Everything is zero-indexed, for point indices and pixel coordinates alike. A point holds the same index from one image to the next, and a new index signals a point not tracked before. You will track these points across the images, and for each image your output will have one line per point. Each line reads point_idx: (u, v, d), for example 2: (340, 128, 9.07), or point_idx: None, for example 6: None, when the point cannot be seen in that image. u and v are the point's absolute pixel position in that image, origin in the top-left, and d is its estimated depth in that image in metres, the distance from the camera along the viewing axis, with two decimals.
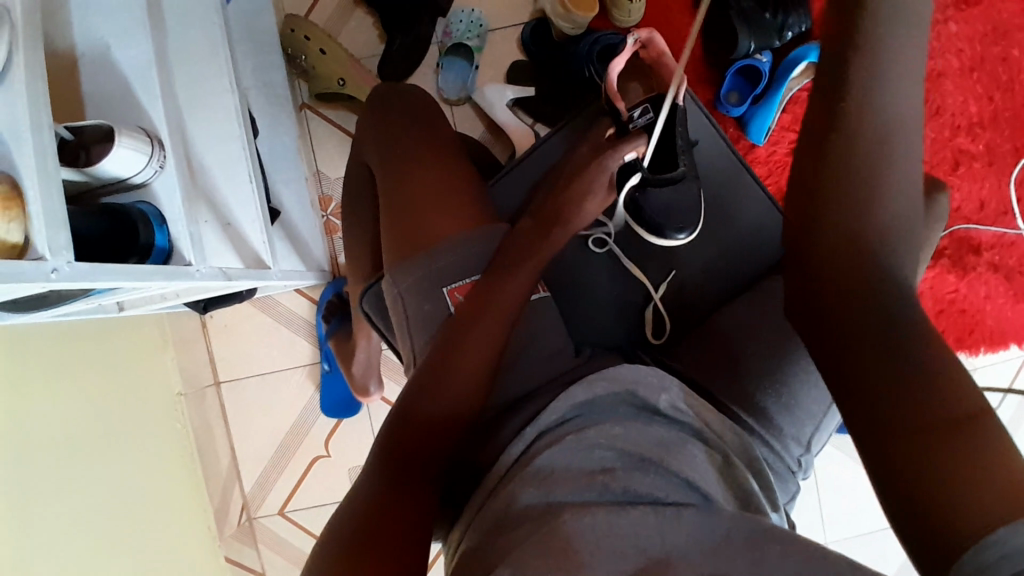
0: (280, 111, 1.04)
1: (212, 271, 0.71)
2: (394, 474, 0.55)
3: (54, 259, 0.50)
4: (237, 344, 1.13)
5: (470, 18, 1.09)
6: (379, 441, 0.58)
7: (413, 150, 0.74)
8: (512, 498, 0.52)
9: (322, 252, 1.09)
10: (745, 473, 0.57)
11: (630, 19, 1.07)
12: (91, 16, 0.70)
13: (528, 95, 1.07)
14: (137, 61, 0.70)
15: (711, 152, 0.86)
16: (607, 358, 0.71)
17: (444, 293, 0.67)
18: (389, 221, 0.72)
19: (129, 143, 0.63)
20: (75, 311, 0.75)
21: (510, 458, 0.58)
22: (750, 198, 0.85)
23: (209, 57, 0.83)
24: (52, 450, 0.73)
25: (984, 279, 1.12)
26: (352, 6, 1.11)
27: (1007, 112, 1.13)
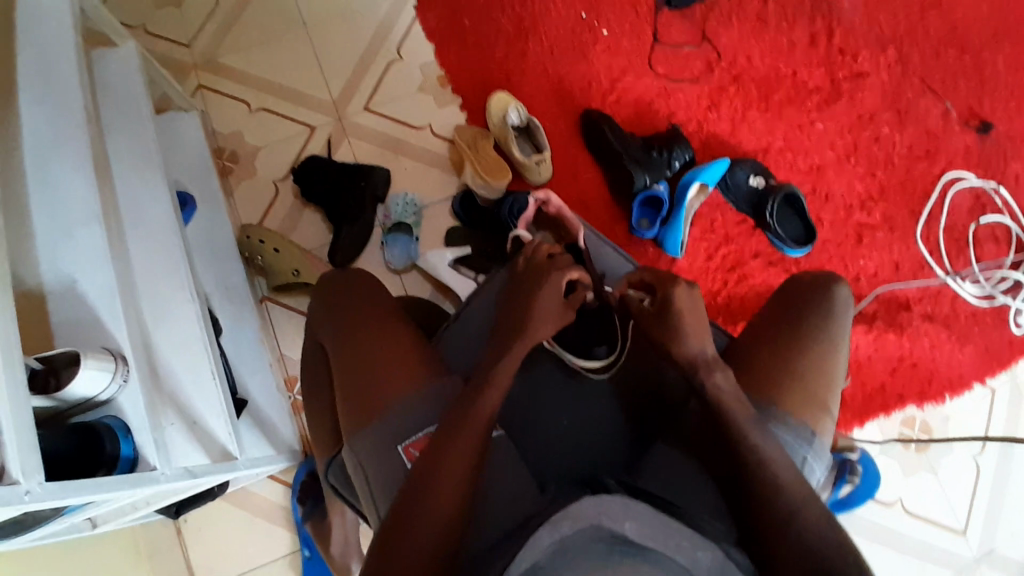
0: (243, 307, 1.13)
1: (178, 471, 0.73)
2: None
3: (26, 481, 0.52)
4: (213, 546, 1.08)
5: (406, 201, 1.24)
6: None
7: (358, 319, 0.81)
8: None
9: (292, 433, 1.10)
10: None
11: (542, 175, 1.22)
12: (54, 256, 0.78)
13: (465, 253, 1.18)
14: (104, 291, 0.78)
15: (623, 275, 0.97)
16: (569, 489, 0.71)
17: (399, 451, 0.71)
18: (342, 390, 0.76)
19: (95, 364, 0.68)
20: (49, 534, 0.73)
21: None
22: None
23: (170, 274, 0.92)
24: None
25: (922, 331, 1.18)
26: (301, 208, 1.26)
27: (893, 183, 1.29)
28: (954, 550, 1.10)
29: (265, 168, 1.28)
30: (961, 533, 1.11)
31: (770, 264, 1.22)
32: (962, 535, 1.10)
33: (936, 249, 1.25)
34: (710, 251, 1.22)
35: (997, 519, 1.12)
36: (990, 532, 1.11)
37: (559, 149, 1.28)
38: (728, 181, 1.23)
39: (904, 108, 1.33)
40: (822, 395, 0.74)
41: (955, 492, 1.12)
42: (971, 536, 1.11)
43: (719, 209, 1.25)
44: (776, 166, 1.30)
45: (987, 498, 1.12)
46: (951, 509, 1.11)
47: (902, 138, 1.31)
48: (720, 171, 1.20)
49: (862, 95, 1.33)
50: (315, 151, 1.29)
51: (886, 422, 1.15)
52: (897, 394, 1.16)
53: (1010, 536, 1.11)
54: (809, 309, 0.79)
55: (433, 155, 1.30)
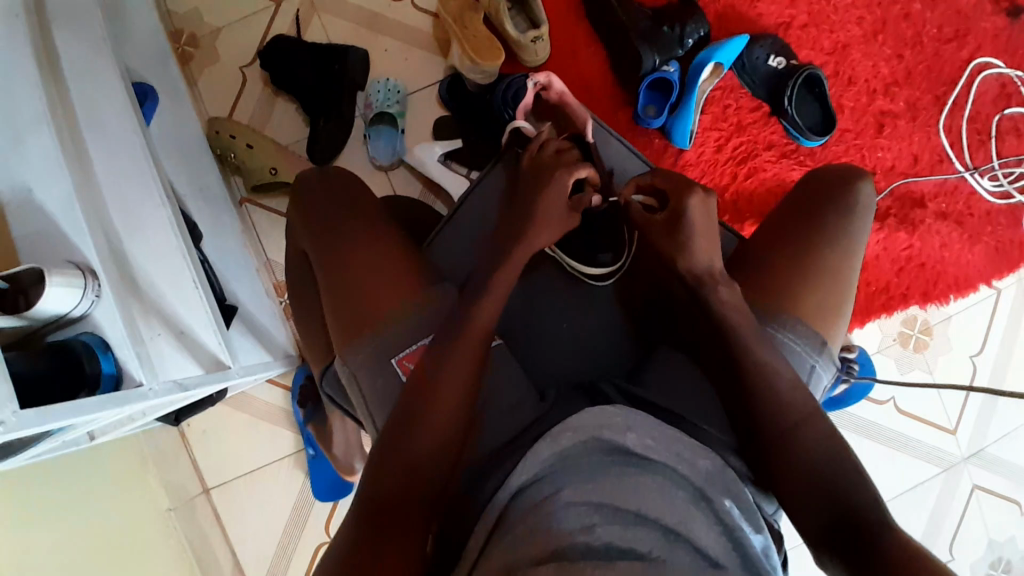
0: (220, 212, 1.06)
1: (168, 386, 0.71)
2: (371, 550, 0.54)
3: (0, 412, 0.49)
4: (220, 447, 1.12)
5: (388, 87, 1.12)
6: (356, 516, 0.57)
7: (344, 224, 0.75)
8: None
9: (286, 339, 1.10)
10: (722, 503, 0.56)
11: (538, 58, 1.10)
12: (6, 168, 0.71)
13: (455, 147, 1.09)
14: (61, 199, 0.71)
15: (629, 171, 0.89)
16: (569, 398, 0.70)
17: (393, 364, 0.68)
18: (331, 299, 0.72)
19: (62, 281, 0.63)
20: (46, 451, 0.72)
21: (486, 531, 0.55)
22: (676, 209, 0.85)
23: (134, 178, 0.84)
24: None
25: (935, 229, 1.14)
26: (273, 99, 1.15)
27: (919, 67, 1.17)
28: (942, 447, 1.13)
29: (227, 53, 1.14)
30: (952, 433, 1.13)
31: (783, 156, 1.14)
32: (952, 434, 1.13)
33: (958, 141, 1.16)
34: (720, 141, 1.13)
35: (989, 418, 1.14)
36: (982, 430, 1.13)
37: (557, 26, 1.14)
38: (746, 61, 1.11)
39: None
40: (840, 297, 0.70)
41: (949, 392, 1.14)
42: (961, 436, 1.13)
43: (732, 94, 1.14)
44: (797, 44, 1.17)
45: (979, 396, 1.14)
46: (943, 410, 1.13)
47: (930, 18, 1.17)
48: (738, 48, 1.09)
49: None
50: (282, 31, 1.15)
51: (886, 322, 1.14)
52: (901, 293, 1.13)
53: (1000, 435, 1.13)
54: (828, 210, 0.73)
55: (417, 32, 1.15)
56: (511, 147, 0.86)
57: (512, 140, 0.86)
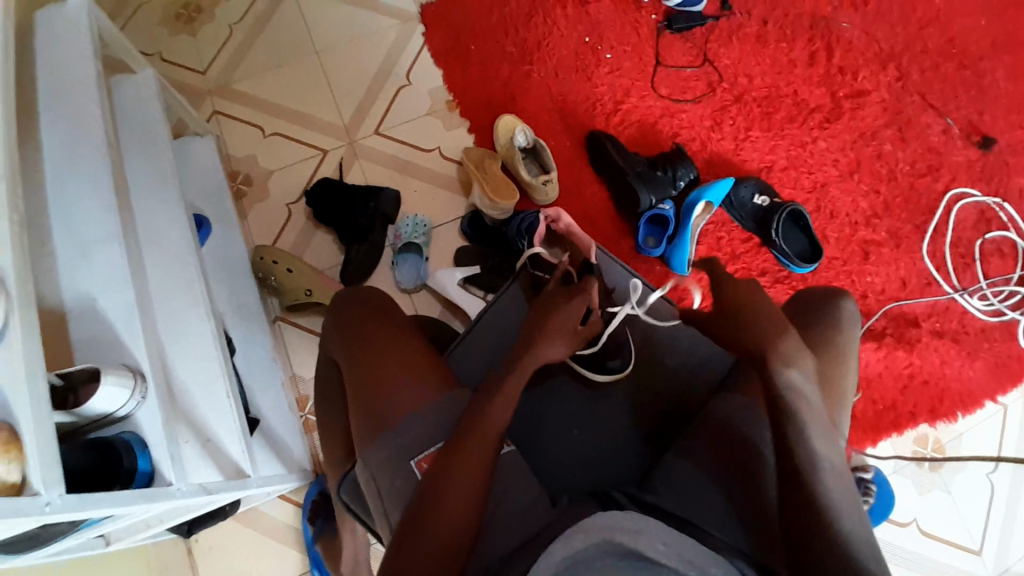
0: (255, 327, 1.15)
1: (193, 488, 0.74)
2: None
3: (47, 492, 0.53)
4: (224, 567, 1.09)
5: (416, 221, 1.26)
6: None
7: (372, 335, 0.82)
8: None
9: (304, 452, 1.11)
10: None
11: (548, 196, 1.24)
12: (75, 274, 0.80)
13: (474, 273, 1.20)
14: (121, 308, 0.79)
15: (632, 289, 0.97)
16: (583, 502, 0.71)
17: (411, 465, 0.71)
18: (358, 405, 0.77)
19: (115, 380, 0.69)
20: (64, 549, 0.74)
21: None
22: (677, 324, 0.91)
23: (186, 292, 0.94)
24: None
25: (933, 347, 1.18)
26: (313, 230, 1.29)
27: (897, 199, 1.30)
28: (968, 570, 1.08)
29: (278, 191, 1.31)
30: (976, 553, 1.09)
31: (777, 281, 1.23)
32: (977, 554, 1.08)
33: (943, 265, 1.25)
34: (716, 269, 1.24)
35: (1013, 536, 1.10)
36: (1009, 551, 1.09)
37: (565, 169, 1.31)
38: (733, 199, 1.25)
39: (906, 124, 1.35)
40: (832, 408, 0.75)
41: (970, 512, 1.11)
42: (986, 556, 1.09)
43: (724, 227, 1.27)
44: (780, 183, 1.32)
45: (1001, 516, 1.11)
46: (965, 529, 1.10)
47: (903, 154, 1.33)
48: (725, 188, 1.23)
49: (862, 113, 1.36)
50: (328, 173, 1.32)
51: (898, 440, 1.14)
52: (909, 411, 1.15)
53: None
54: (816, 323, 0.79)
55: (443, 175, 1.33)
56: (525, 267, 0.95)
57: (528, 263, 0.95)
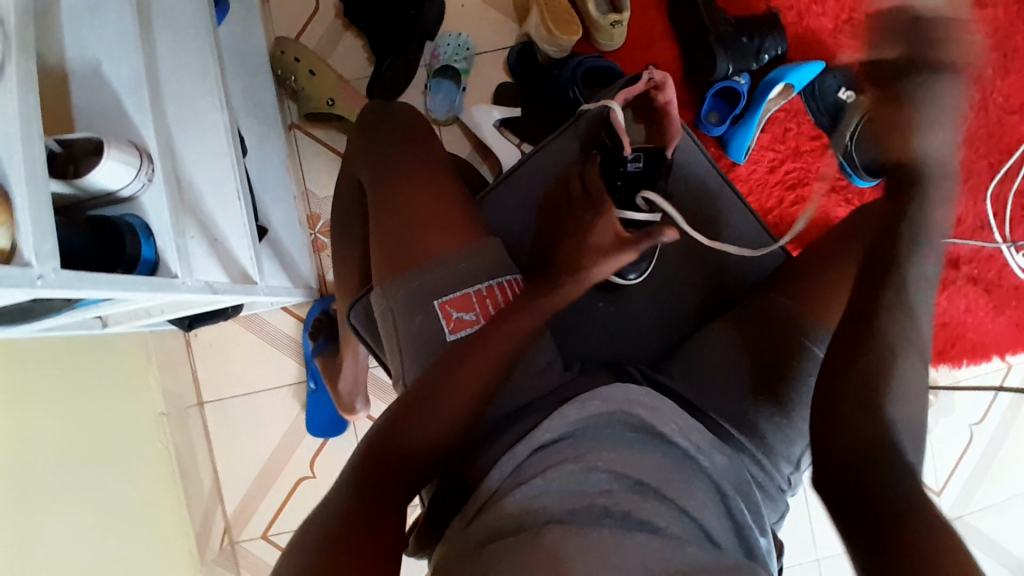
0: (269, 131, 1.06)
1: (198, 285, 0.71)
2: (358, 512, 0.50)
3: (40, 266, 0.49)
4: (222, 364, 1.12)
5: (458, 42, 1.11)
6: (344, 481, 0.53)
7: (402, 154, 0.75)
8: (494, 526, 0.51)
9: (309, 270, 1.10)
10: (734, 500, 0.56)
11: (611, 44, 1.09)
12: (79, 30, 0.70)
13: (514, 115, 1.09)
14: (128, 77, 0.70)
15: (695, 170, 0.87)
16: (595, 373, 0.69)
17: (435, 306, 0.66)
18: (379, 232, 0.71)
19: (119, 156, 0.63)
20: (56, 325, 0.74)
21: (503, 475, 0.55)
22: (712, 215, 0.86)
23: (198, 77, 0.84)
24: (43, 479, 0.73)
25: (963, 292, 1.14)
26: (342, 31, 1.14)
27: (979, 131, 1.16)
28: None
29: None
30: (935, 493, 1.14)
31: (833, 190, 1.13)
32: (935, 494, 1.14)
33: (1001, 212, 1.15)
34: (774, 163, 1.14)
35: (974, 485, 1.15)
36: (964, 496, 1.15)
37: (637, 16, 1.14)
38: (816, 88, 1.11)
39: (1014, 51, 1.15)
40: None
41: (941, 453, 1.15)
42: (943, 497, 1.14)
43: (796, 117, 1.14)
44: None
45: (971, 463, 1.15)
46: (932, 469, 1.15)
47: (1002, 84, 1.15)
48: (813, 74, 1.09)
49: (976, 23, 1.15)
50: None
51: None
52: None
53: (982, 506, 1.15)
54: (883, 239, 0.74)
55: None
56: (587, 115, 0.85)
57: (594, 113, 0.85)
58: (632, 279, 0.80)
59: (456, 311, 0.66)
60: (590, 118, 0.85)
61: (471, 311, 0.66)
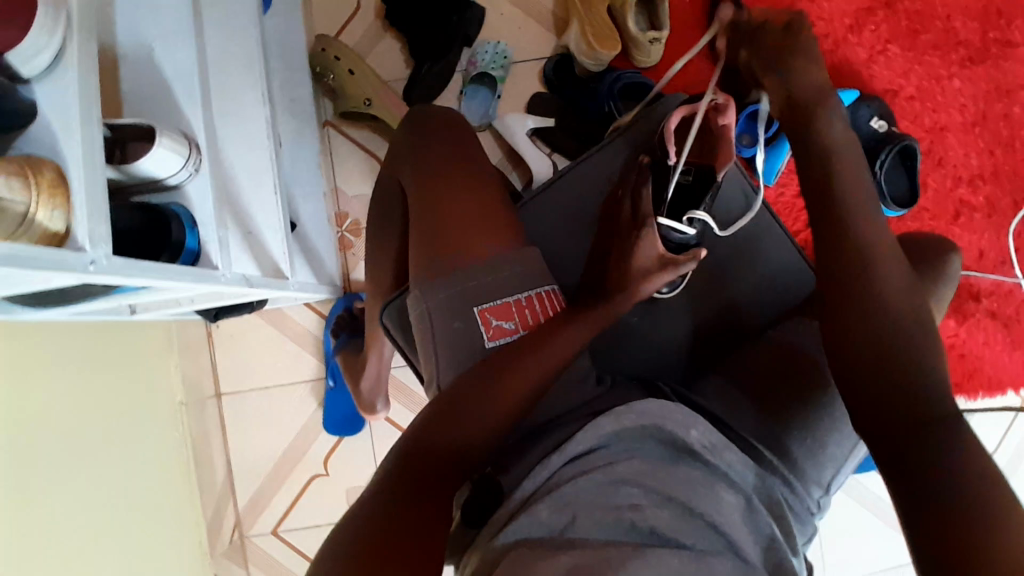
0: (303, 127, 1.06)
1: (235, 277, 0.72)
2: (393, 509, 0.52)
3: (93, 250, 0.50)
4: (241, 356, 1.12)
5: (496, 50, 1.12)
6: (383, 477, 0.56)
7: (448, 160, 0.75)
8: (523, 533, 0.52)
9: (335, 267, 1.09)
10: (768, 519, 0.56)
11: (651, 60, 1.10)
12: (135, 18, 0.71)
13: (547, 126, 1.09)
14: (179, 66, 0.70)
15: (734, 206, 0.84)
16: (628, 388, 0.70)
17: (475, 313, 0.66)
18: (420, 235, 0.71)
19: (169, 144, 0.63)
20: (89, 311, 0.75)
21: (532, 487, 0.56)
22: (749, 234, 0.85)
23: (243, 69, 0.84)
24: (64, 464, 0.73)
25: (982, 326, 1.14)
26: (381, 32, 1.15)
27: (1007, 168, 1.16)
28: None
29: None
30: None
31: None
32: None
33: None
34: None
35: None
36: None
37: (674, 34, 1.15)
38: (848, 116, 1.11)
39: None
40: None
41: None
42: None
43: None
44: (898, 114, 1.17)
45: None
46: None
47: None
48: (846, 102, 1.09)
49: (1009, 63, 1.16)
50: None
51: None
52: None
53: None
54: (916, 270, 0.75)
55: (536, 5, 1.16)
56: (637, 125, 0.85)
57: (644, 124, 0.85)
58: (665, 292, 0.80)
59: (496, 319, 0.67)
60: (640, 128, 0.85)
61: (510, 320, 0.67)
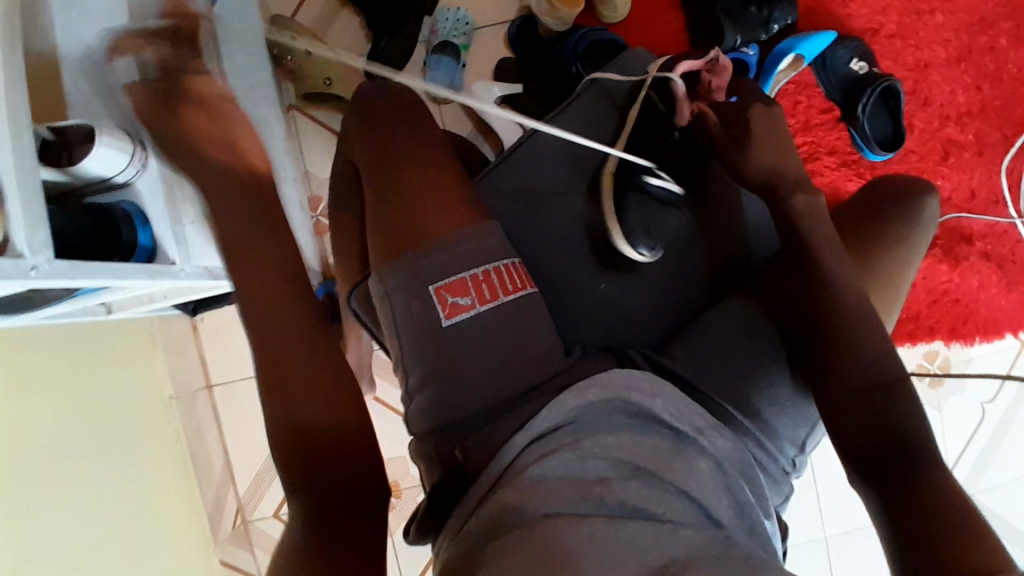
0: (267, 114, 1.04)
1: (197, 272, 0.71)
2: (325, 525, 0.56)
3: (33, 257, 0.49)
4: (228, 348, 1.13)
5: (457, 17, 1.09)
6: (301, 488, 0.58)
7: (401, 136, 0.73)
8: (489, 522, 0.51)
9: (312, 254, 1.09)
10: (740, 483, 0.56)
11: (616, 16, 1.07)
12: (64, 11, 0.69)
13: (515, 93, 1.06)
14: (115, 61, 0.69)
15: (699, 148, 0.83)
16: (596, 356, 0.70)
17: (431, 290, 0.66)
18: (375, 216, 0.70)
19: (111, 142, 0.62)
20: (64, 314, 0.74)
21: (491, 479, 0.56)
22: (713, 192, 0.84)
23: None
24: (55, 466, 0.75)
25: (976, 269, 1.11)
26: (338, 8, 1.11)
27: (995, 102, 1.12)
28: None
29: None
30: None
31: (843, 164, 1.11)
32: None
33: (1016, 185, 1.12)
34: None
35: (985, 463, 1.14)
36: (976, 474, 1.14)
37: None
38: (827, 60, 1.07)
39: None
40: (886, 306, 0.71)
41: (952, 432, 1.14)
42: (954, 476, 1.14)
43: (806, 90, 1.11)
44: (880, 54, 1.12)
45: (980, 440, 1.14)
46: (943, 448, 1.14)
47: (1016, 56, 1.12)
48: (823, 44, 1.06)
49: None
50: None
51: (908, 351, 1.13)
52: (928, 326, 1.12)
53: (992, 483, 1.14)
54: (892, 217, 0.74)
55: None
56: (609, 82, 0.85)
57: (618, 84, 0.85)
58: (644, 255, 0.80)
59: (452, 296, 0.66)
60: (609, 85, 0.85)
61: (467, 296, 0.66)
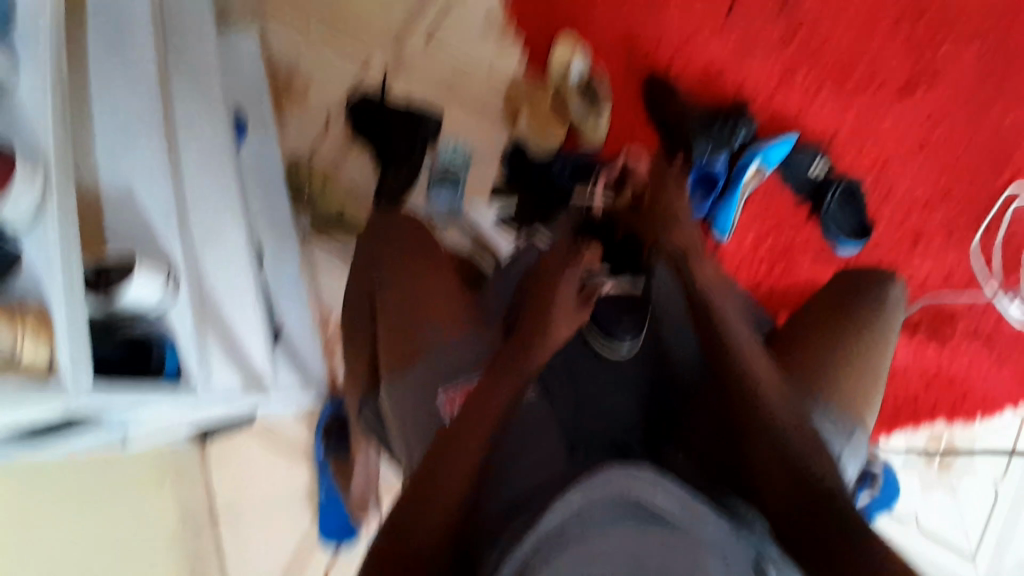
0: (284, 241, 1.14)
1: (218, 393, 0.75)
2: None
3: (78, 387, 0.54)
4: (234, 475, 1.16)
5: (454, 154, 1.18)
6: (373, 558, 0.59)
7: (409, 257, 0.81)
8: None
9: (323, 368, 1.13)
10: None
11: (595, 139, 1.21)
12: (112, 165, 0.79)
13: (511, 212, 1.19)
14: (155, 206, 0.78)
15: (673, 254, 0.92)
16: (597, 452, 0.71)
17: (439, 397, 0.71)
18: (386, 331, 0.77)
19: (146, 278, 0.68)
20: (86, 443, 0.78)
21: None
22: None
23: (218, 195, 0.91)
24: None
25: (965, 347, 1.15)
26: (349, 147, 1.26)
27: (960, 187, 1.21)
28: (956, 569, 1.15)
29: (318, 102, 1.27)
30: (969, 556, 1.15)
31: (817, 259, 1.19)
32: (969, 558, 1.14)
33: (991, 264, 1.19)
34: (758, 237, 1.20)
35: (1009, 545, 1.14)
36: (998, 557, 1.14)
37: (616, 114, 1.25)
38: (790, 164, 1.19)
39: (988, 107, 1.20)
40: (868, 388, 0.74)
41: (969, 515, 1.15)
42: (978, 561, 1.14)
43: (776, 195, 1.21)
44: (839, 157, 1.24)
45: (1000, 519, 1.14)
46: (963, 532, 1.15)
47: (978, 138, 1.20)
48: (784, 150, 1.17)
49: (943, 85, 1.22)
50: (367, 88, 1.27)
51: (912, 436, 1.16)
52: (928, 408, 1.15)
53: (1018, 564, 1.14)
54: (859, 305, 0.80)
55: (486, 107, 1.27)
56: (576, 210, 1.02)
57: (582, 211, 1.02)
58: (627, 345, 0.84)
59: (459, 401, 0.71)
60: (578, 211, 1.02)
61: None
